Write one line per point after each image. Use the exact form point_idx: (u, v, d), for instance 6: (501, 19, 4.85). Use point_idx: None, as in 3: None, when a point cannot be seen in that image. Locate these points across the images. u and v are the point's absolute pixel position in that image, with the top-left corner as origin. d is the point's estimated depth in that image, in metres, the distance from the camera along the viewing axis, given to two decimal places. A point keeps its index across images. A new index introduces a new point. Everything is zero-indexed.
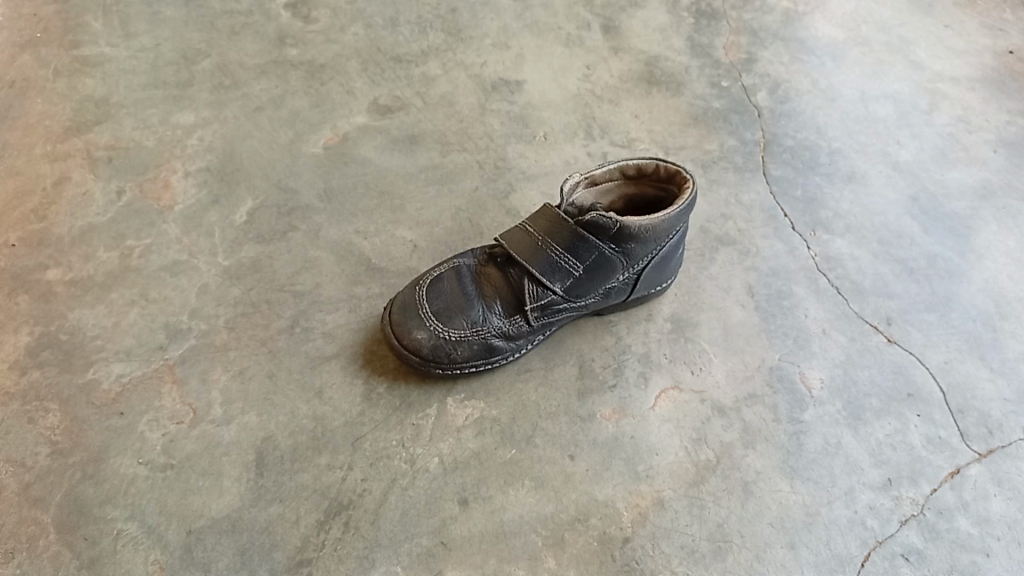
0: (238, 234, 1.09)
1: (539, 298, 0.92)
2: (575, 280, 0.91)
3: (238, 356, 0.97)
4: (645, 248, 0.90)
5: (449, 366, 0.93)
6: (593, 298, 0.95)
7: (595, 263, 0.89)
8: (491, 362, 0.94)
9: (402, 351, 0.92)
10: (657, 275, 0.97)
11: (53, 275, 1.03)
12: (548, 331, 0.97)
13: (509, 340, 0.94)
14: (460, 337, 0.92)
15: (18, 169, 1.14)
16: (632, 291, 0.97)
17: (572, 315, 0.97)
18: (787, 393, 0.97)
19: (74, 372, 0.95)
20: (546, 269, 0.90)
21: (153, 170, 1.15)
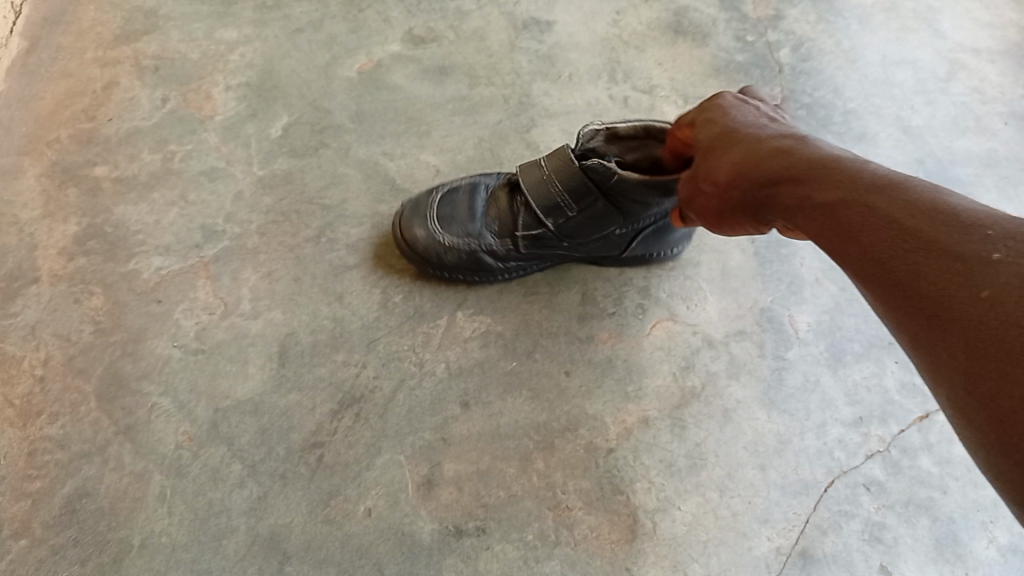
0: (273, 147, 1.16)
1: (535, 227, 0.97)
2: (569, 218, 0.95)
3: (268, 259, 1.05)
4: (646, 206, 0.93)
5: (439, 265, 1.01)
6: (588, 241, 0.99)
7: (592, 208, 0.93)
8: (477, 274, 1.02)
9: (402, 241, 1.01)
10: (660, 237, 1.00)
11: (101, 171, 1.10)
12: (540, 258, 1.03)
13: (497, 259, 1.01)
14: (454, 244, 0.99)
15: (71, 71, 1.21)
16: (633, 244, 1.01)
17: (567, 253, 1.02)
18: (775, 332, 1.03)
19: (117, 261, 1.02)
20: (543, 201, 0.95)
21: (196, 81, 1.21)
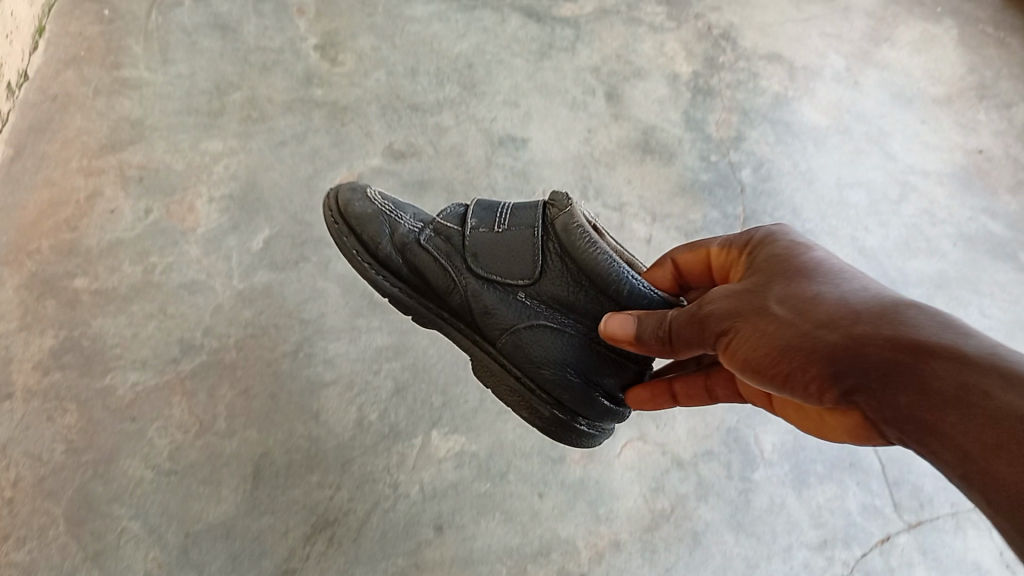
0: (253, 260, 1.18)
1: (449, 237, 0.91)
2: (485, 239, 0.89)
3: (245, 375, 1.06)
4: (557, 267, 0.85)
5: (343, 218, 0.94)
6: (480, 286, 0.88)
7: (516, 236, 0.87)
8: (367, 236, 0.92)
9: (333, 192, 0.96)
10: (553, 353, 0.86)
11: (80, 282, 1.12)
12: (427, 295, 0.93)
13: (391, 244, 0.92)
14: (373, 205, 0.94)
15: (54, 180, 1.22)
16: (522, 335, 0.87)
17: (457, 298, 0.90)
18: (740, 453, 1.07)
19: (92, 376, 1.03)
20: (483, 211, 0.91)
21: (179, 193, 1.24)
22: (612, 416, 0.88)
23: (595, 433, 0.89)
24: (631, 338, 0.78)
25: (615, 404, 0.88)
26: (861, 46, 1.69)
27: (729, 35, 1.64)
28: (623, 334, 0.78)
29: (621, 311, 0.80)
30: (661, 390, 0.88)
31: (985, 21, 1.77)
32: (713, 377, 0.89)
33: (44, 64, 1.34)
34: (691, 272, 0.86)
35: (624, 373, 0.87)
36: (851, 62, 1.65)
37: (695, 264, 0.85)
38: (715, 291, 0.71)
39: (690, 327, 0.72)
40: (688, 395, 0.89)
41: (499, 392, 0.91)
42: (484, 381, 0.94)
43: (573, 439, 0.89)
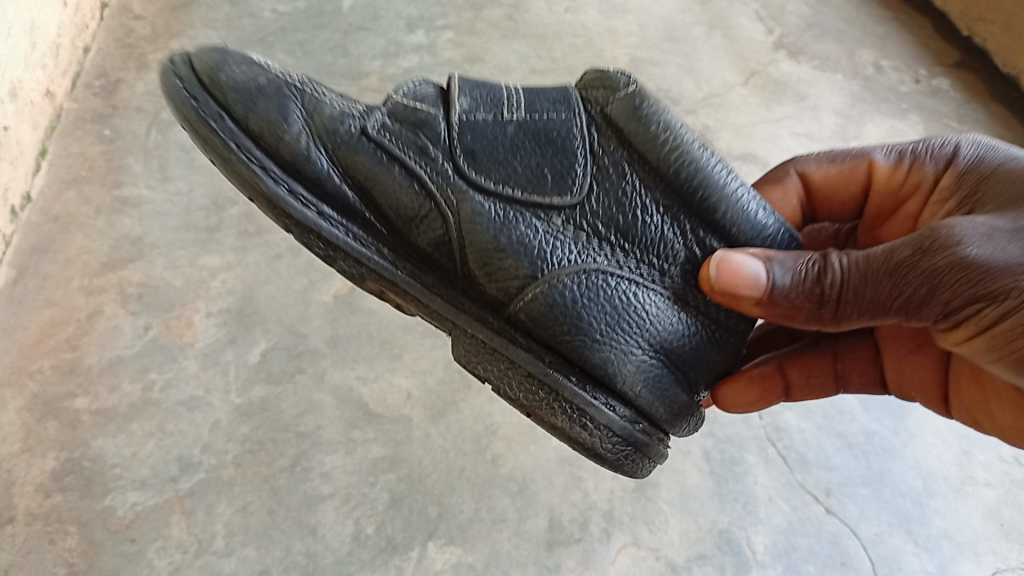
0: (250, 373, 1.20)
1: (419, 127, 0.67)
2: (490, 127, 0.68)
3: (243, 490, 1.10)
4: (612, 177, 0.68)
5: (207, 85, 0.66)
6: (490, 206, 0.67)
7: (540, 131, 0.68)
8: (273, 120, 0.66)
9: (183, 58, 0.68)
10: (610, 310, 0.69)
11: (81, 402, 1.15)
12: (369, 219, 0.69)
13: (311, 139, 0.67)
14: (267, 76, 0.68)
15: (56, 299, 1.25)
16: (561, 288, 0.68)
17: (432, 235, 0.69)
18: (734, 556, 1.13)
19: (93, 498, 1.08)
20: (479, 93, 0.69)
21: (178, 308, 1.26)
22: (687, 417, 0.73)
23: (648, 455, 0.72)
24: (763, 295, 0.66)
25: (684, 387, 0.72)
26: (831, 143, 1.77)
27: (704, 136, 1.72)
28: (750, 292, 0.65)
29: (743, 252, 0.66)
30: (775, 384, 0.95)
31: (949, 115, 1.86)
32: (843, 361, 0.95)
33: (47, 185, 1.39)
34: (826, 195, 0.90)
35: (697, 346, 0.72)
36: None
37: (840, 186, 0.89)
38: (954, 233, 0.64)
39: (901, 284, 0.65)
40: (803, 381, 0.96)
41: (503, 381, 0.71)
42: (469, 364, 0.71)
43: (627, 461, 0.71)
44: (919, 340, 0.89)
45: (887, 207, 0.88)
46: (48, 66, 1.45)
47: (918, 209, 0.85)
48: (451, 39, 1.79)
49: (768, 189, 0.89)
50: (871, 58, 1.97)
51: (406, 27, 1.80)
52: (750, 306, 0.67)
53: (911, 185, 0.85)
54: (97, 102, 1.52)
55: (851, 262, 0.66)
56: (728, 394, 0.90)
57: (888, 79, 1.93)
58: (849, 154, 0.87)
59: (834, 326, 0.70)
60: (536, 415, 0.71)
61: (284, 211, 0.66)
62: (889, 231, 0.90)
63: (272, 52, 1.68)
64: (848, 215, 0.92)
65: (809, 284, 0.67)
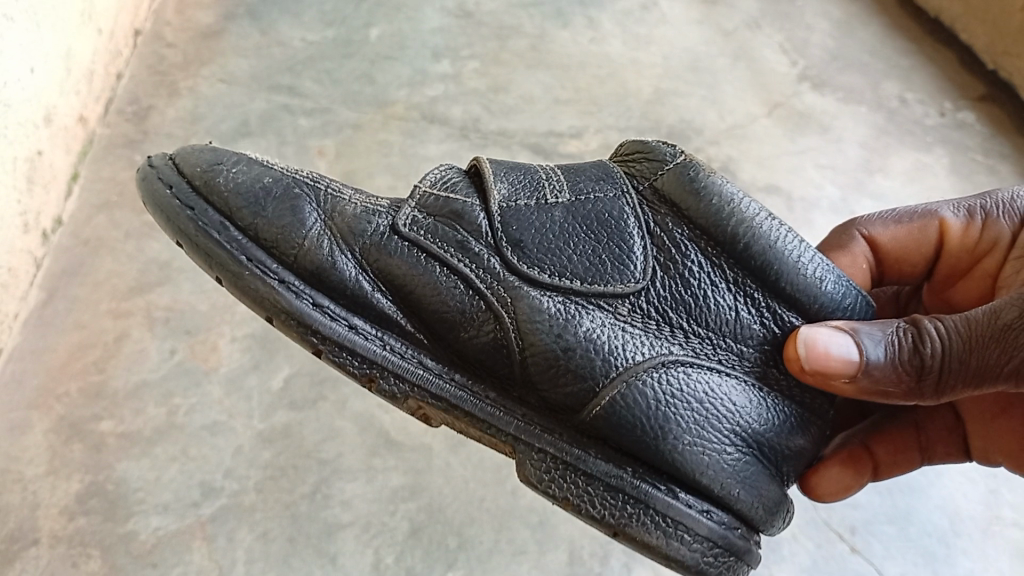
0: (273, 399, 1.21)
1: (456, 221, 0.69)
2: (538, 213, 0.69)
3: (264, 517, 1.11)
4: (676, 264, 0.69)
5: (205, 193, 0.69)
6: (548, 300, 0.68)
7: (590, 216, 0.70)
8: (286, 228, 0.68)
9: (167, 163, 0.71)
10: (695, 408, 0.68)
11: (106, 425, 1.16)
12: (406, 327, 0.69)
13: (334, 243, 0.69)
14: (273, 177, 0.71)
15: (84, 322, 1.27)
16: (640, 384, 0.67)
17: (487, 336, 0.68)
18: None
19: (116, 522, 1.09)
20: (515, 178, 0.71)
21: (203, 332, 1.27)
22: (782, 517, 0.71)
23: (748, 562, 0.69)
24: (856, 371, 0.66)
25: (779, 483, 0.70)
26: (855, 175, 1.77)
27: (727, 168, 1.73)
28: (841, 369, 0.65)
29: (826, 328, 0.66)
30: (865, 464, 0.92)
31: (974, 149, 1.86)
32: (927, 431, 0.94)
33: (78, 209, 1.41)
34: (897, 259, 0.89)
35: (792, 436, 0.70)
36: (847, 192, 1.74)
37: (911, 249, 0.89)
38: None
39: (1011, 348, 0.64)
40: (891, 458, 0.94)
41: (585, 501, 0.67)
42: (541, 485, 0.67)
43: (728, 573, 0.67)
44: (1003, 405, 0.89)
45: (959, 267, 0.89)
46: (82, 92, 1.48)
47: (997, 267, 0.87)
48: (476, 69, 1.81)
49: (837, 255, 0.87)
50: (896, 91, 1.97)
51: (431, 56, 1.82)
52: (843, 384, 0.67)
53: (987, 243, 0.88)
54: (129, 128, 1.55)
55: (949, 330, 0.67)
56: (822, 483, 0.89)
57: (913, 113, 1.92)
58: (916, 216, 0.88)
59: (935, 400, 0.69)
60: (625, 536, 0.66)
61: (310, 326, 0.66)
62: (961, 291, 0.91)
63: (301, 79, 1.70)
64: (914, 277, 0.92)
65: (904, 357, 0.67)
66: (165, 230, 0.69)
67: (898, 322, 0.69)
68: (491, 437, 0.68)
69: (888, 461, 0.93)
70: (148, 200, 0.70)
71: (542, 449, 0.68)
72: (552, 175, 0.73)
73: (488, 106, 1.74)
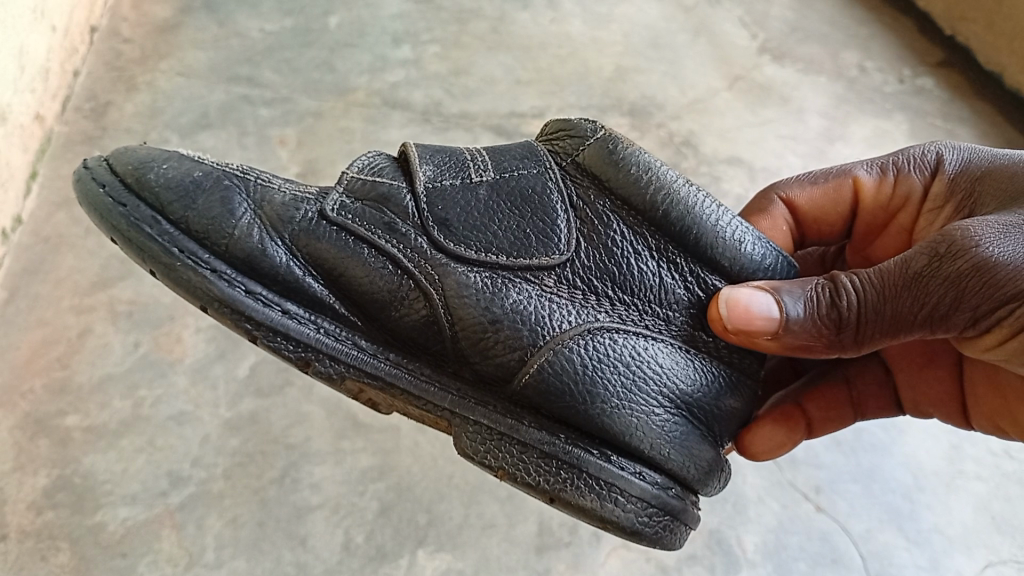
0: (239, 387, 1.21)
1: (383, 203, 0.69)
2: (462, 192, 0.70)
3: (232, 503, 1.11)
4: (600, 234, 0.70)
5: (134, 188, 0.68)
6: (475, 275, 0.68)
7: (515, 193, 0.70)
8: (217, 216, 0.67)
9: (97, 165, 0.69)
10: (623, 373, 0.69)
11: (72, 420, 1.16)
12: (340, 310, 0.69)
13: (264, 232, 0.68)
14: (201, 171, 0.69)
15: (46, 319, 1.26)
16: (567, 352, 0.68)
17: (416, 314, 0.69)
18: (724, 555, 1.14)
19: (84, 514, 1.09)
20: (440, 160, 0.72)
21: (167, 324, 1.27)
22: (715, 476, 0.72)
23: (683, 521, 0.71)
24: (776, 328, 0.67)
25: (711, 443, 0.72)
26: (817, 144, 1.79)
27: (690, 142, 1.74)
28: (764, 327, 0.67)
29: (747, 287, 0.67)
30: (798, 422, 0.95)
31: (934, 114, 1.88)
32: (858, 387, 0.95)
33: (38, 207, 1.40)
34: (814, 219, 0.91)
35: (721, 395, 0.72)
36: (808, 161, 1.75)
37: (828, 208, 0.90)
38: (964, 236, 0.66)
39: (922, 295, 0.66)
40: (823, 416, 0.96)
41: (521, 469, 0.68)
42: (477, 456, 0.68)
43: (664, 532, 0.69)
44: (929, 355, 0.91)
45: (877, 222, 0.90)
46: (38, 90, 1.47)
47: (911, 221, 0.88)
48: (437, 53, 1.81)
49: (757, 220, 0.90)
50: (855, 60, 1.98)
51: (392, 42, 1.81)
52: (766, 342, 0.69)
53: (900, 198, 0.88)
54: (87, 124, 1.54)
55: (863, 282, 0.68)
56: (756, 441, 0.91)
57: (873, 81, 1.94)
58: (831, 175, 0.90)
59: (856, 351, 0.70)
60: (561, 501, 0.67)
61: (243, 313, 0.66)
62: (882, 247, 0.93)
63: (260, 70, 1.69)
64: (837, 237, 0.94)
65: (823, 311, 0.68)
66: (96, 228, 0.68)
67: (816, 279, 0.70)
68: (427, 413, 0.69)
69: (821, 417, 0.96)
70: (81, 200, 0.69)
71: (478, 421, 0.68)
72: (477, 155, 0.73)
73: (449, 89, 1.74)
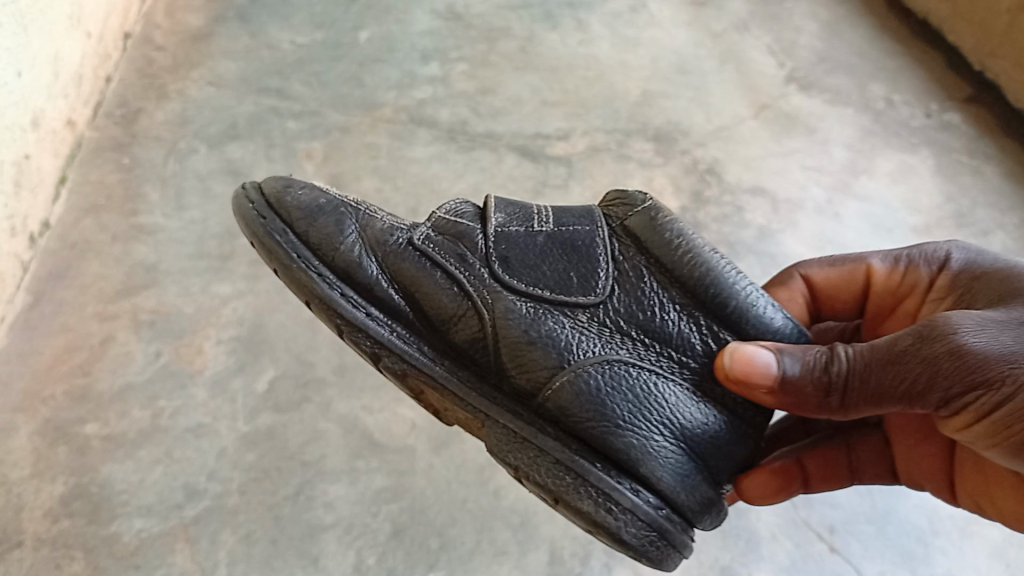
0: (257, 402, 1.22)
1: (460, 240, 0.76)
2: (521, 238, 0.75)
3: (246, 519, 1.12)
4: (633, 281, 0.73)
5: (275, 205, 0.77)
6: (521, 303, 0.73)
7: (567, 241, 0.75)
8: (331, 234, 0.75)
9: (254, 185, 0.80)
10: (632, 401, 0.71)
11: (91, 428, 1.17)
12: (410, 321, 0.75)
13: (365, 251, 0.76)
14: (326, 198, 0.78)
15: (70, 325, 1.27)
16: (585, 376, 0.71)
17: (468, 332, 0.74)
18: None
19: (100, 523, 1.10)
20: (512, 209, 0.78)
21: (189, 335, 1.27)
22: (711, 511, 0.72)
23: (676, 547, 0.70)
24: (774, 383, 0.68)
25: (709, 482, 0.72)
26: (842, 177, 1.78)
27: (714, 170, 1.74)
28: (762, 380, 0.67)
29: (756, 344, 0.69)
30: (794, 477, 0.96)
31: (960, 150, 1.87)
32: (857, 452, 0.96)
33: (66, 212, 1.42)
34: (828, 297, 0.93)
35: (719, 439, 0.72)
36: (832, 193, 1.75)
37: (841, 291, 0.92)
38: (945, 321, 0.67)
39: (901, 371, 0.67)
40: (820, 473, 0.96)
41: (533, 470, 0.71)
42: (500, 454, 0.72)
43: (653, 550, 0.69)
44: (924, 432, 0.90)
45: (886, 307, 0.90)
46: (70, 96, 1.48)
47: (916, 308, 0.87)
48: (464, 71, 1.82)
49: (774, 291, 0.93)
50: (883, 93, 1.97)
51: (420, 59, 1.82)
52: (762, 395, 0.69)
53: (907, 285, 0.88)
54: (118, 131, 1.56)
55: (854, 354, 0.68)
56: (751, 488, 0.90)
57: (900, 114, 1.93)
58: (847, 260, 0.91)
59: (842, 416, 0.71)
60: (563, 502, 0.69)
61: (335, 309, 0.73)
62: (891, 329, 0.92)
63: (289, 82, 1.71)
64: (851, 315, 0.94)
65: (816, 374, 0.69)
66: (243, 232, 0.78)
67: (818, 345, 0.71)
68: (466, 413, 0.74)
69: (815, 472, 0.96)
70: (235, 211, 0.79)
71: (506, 425, 0.72)
72: (546, 210, 0.79)
73: (475, 108, 1.75)
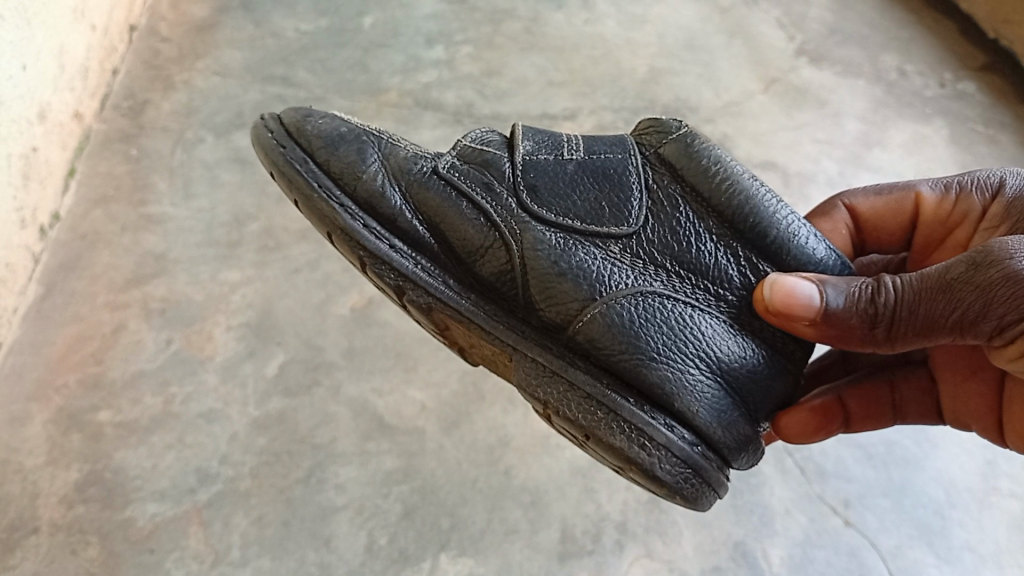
0: (268, 387, 1.22)
1: (484, 168, 0.74)
2: (551, 168, 0.74)
3: (259, 503, 1.13)
4: (665, 212, 0.72)
5: (295, 135, 0.76)
6: (551, 234, 0.72)
7: (599, 170, 0.74)
8: (353, 164, 0.74)
9: (273, 117, 0.79)
10: (667, 333, 0.70)
11: (104, 416, 1.18)
12: (435, 252, 0.75)
13: (388, 179, 0.75)
14: (348, 127, 0.77)
15: (82, 315, 1.28)
16: (619, 308, 0.70)
17: (495, 264, 0.73)
18: (748, 567, 1.14)
19: (114, 509, 1.11)
20: (540, 139, 0.77)
21: (198, 322, 1.28)
22: (747, 449, 0.71)
23: (711, 484, 0.70)
24: (816, 314, 0.67)
25: (745, 417, 0.71)
26: (854, 149, 1.76)
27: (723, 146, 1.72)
28: (804, 312, 0.67)
29: (795, 275, 0.68)
30: (835, 413, 0.95)
31: (975, 119, 1.83)
32: (900, 390, 0.95)
33: (75, 203, 1.42)
34: (874, 227, 0.91)
35: (757, 372, 0.72)
36: (843, 166, 1.72)
37: (889, 220, 0.90)
38: (1005, 247, 0.65)
39: (955, 300, 0.65)
40: (862, 412, 0.96)
41: (564, 404, 0.70)
42: (530, 389, 0.71)
43: (687, 487, 0.68)
44: (973, 367, 0.88)
45: (934, 237, 0.89)
46: (77, 89, 1.49)
47: (966, 237, 0.86)
48: (470, 54, 1.81)
49: (818, 222, 0.91)
50: (895, 63, 1.94)
51: (425, 42, 1.82)
52: (805, 327, 0.68)
53: (958, 215, 0.87)
54: (125, 122, 1.56)
55: (904, 283, 0.67)
56: (789, 427, 0.88)
57: (913, 84, 1.90)
58: (895, 188, 0.90)
59: (888, 348, 0.70)
60: (595, 438, 0.69)
61: (358, 241, 0.72)
62: (937, 260, 0.91)
63: (295, 69, 1.70)
64: (896, 246, 0.93)
65: (863, 305, 0.68)
66: (263, 164, 0.77)
67: (863, 277, 0.70)
68: (493, 347, 0.73)
69: (857, 409, 0.96)
70: (254, 144, 0.78)
71: (536, 359, 0.71)
72: (576, 139, 0.77)
73: (481, 90, 1.74)
